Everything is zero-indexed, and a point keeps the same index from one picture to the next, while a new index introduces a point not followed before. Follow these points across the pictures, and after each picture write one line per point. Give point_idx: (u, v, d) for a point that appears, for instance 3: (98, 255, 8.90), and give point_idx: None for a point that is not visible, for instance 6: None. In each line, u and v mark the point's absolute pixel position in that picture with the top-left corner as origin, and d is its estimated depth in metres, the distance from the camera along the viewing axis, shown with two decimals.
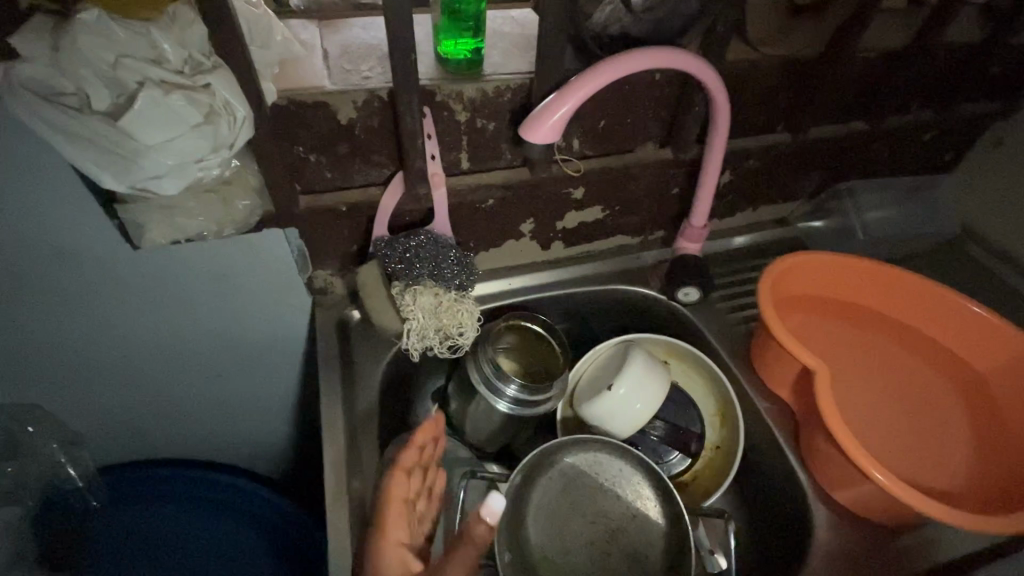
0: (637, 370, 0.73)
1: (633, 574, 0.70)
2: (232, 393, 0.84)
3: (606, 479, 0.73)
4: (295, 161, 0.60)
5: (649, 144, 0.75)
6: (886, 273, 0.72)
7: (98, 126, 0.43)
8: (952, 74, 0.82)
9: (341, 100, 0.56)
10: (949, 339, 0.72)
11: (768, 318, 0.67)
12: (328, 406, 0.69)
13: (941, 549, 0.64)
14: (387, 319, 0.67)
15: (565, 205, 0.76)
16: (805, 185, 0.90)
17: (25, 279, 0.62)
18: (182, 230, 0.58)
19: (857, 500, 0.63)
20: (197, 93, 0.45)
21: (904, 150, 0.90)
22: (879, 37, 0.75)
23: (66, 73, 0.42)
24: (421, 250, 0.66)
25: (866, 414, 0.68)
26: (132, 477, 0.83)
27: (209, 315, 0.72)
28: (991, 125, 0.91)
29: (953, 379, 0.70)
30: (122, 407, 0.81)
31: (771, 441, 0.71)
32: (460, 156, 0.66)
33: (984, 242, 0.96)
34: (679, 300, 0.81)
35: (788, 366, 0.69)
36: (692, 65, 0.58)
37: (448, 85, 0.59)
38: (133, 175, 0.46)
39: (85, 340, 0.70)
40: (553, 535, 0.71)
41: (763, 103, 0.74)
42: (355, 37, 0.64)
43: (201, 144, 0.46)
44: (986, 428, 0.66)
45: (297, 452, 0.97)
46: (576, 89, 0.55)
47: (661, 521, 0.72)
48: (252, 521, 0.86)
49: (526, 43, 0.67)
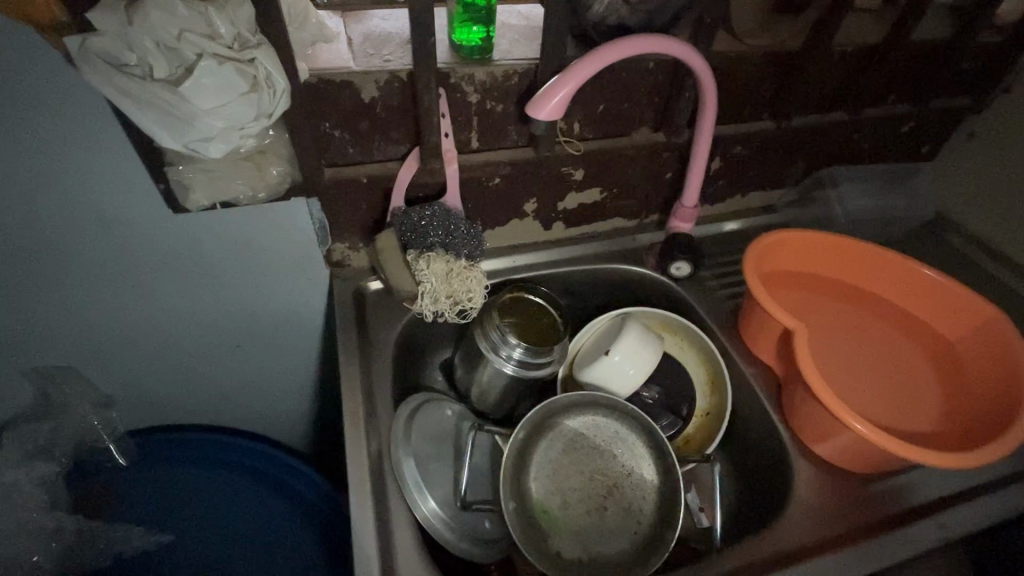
0: (632, 336, 0.79)
1: (628, 527, 0.73)
2: (252, 363, 0.90)
3: (603, 440, 0.78)
4: (322, 136, 0.66)
5: (643, 128, 0.81)
6: (858, 246, 0.78)
7: (158, 91, 0.49)
8: (924, 69, 0.88)
9: (364, 79, 0.63)
10: (915, 305, 0.78)
11: (752, 286, 0.73)
12: (346, 365, 0.74)
13: (914, 494, 0.68)
14: (403, 282, 0.73)
15: (566, 185, 0.83)
16: (789, 172, 0.96)
17: (69, 247, 0.67)
18: (223, 194, 0.64)
19: (835, 450, 0.68)
20: (245, 65, 0.51)
21: (882, 141, 0.97)
22: (854, 34, 0.82)
23: (133, 46, 0.48)
24: (433, 222, 0.72)
25: (842, 374, 0.73)
26: (150, 441, 0.88)
27: (234, 285, 0.77)
28: (965, 118, 0.97)
29: (920, 342, 0.76)
30: (149, 374, 0.86)
31: (755, 403, 0.77)
32: (470, 135, 0.73)
33: (959, 228, 1.02)
34: (671, 275, 0.87)
35: (771, 331, 0.75)
36: (682, 52, 0.65)
37: (460, 68, 0.66)
38: (188, 137, 0.52)
39: (120, 307, 0.76)
40: (553, 490, 0.74)
41: (748, 91, 0.81)
42: (375, 26, 0.70)
43: (245, 111, 0.53)
44: (953, 385, 0.72)
45: (310, 421, 1.03)
46: (576, 72, 0.61)
47: (655, 479, 0.76)
48: (273, 484, 0.90)
49: (532, 34, 0.73)
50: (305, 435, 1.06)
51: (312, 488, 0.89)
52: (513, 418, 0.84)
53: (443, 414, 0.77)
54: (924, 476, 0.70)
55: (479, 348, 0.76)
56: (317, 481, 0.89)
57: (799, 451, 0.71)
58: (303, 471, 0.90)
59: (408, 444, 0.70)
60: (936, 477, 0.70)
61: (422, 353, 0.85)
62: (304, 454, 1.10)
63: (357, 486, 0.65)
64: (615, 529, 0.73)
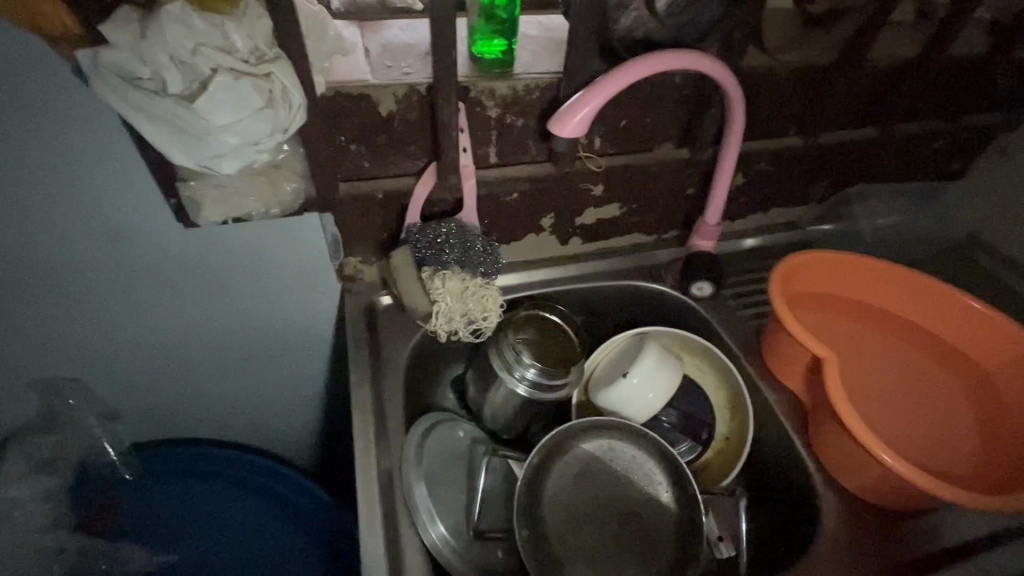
0: (652, 359, 0.76)
1: (646, 557, 0.70)
2: (260, 377, 0.88)
3: (620, 465, 0.75)
4: (338, 150, 0.64)
5: (668, 144, 0.79)
6: (891, 270, 0.75)
7: (172, 107, 0.48)
8: (958, 85, 0.85)
9: (383, 93, 0.61)
10: (951, 334, 0.75)
11: (779, 310, 0.70)
12: (357, 383, 0.72)
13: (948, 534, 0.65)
14: (416, 301, 0.71)
15: (585, 201, 0.80)
16: (815, 189, 0.93)
17: (76, 261, 0.66)
18: (236, 210, 0.62)
19: (864, 486, 0.65)
20: (262, 80, 0.49)
21: (911, 158, 0.93)
22: (886, 48, 0.79)
23: (148, 60, 0.46)
24: (450, 239, 0.70)
25: (872, 404, 0.70)
26: (156, 453, 0.87)
27: (244, 300, 0.75)
28: (997, 135, 0.94)
29: (955, 373, 0.73)
30: (156, 387, 0.85)
31: (780, 430, 0.74)
32: (489, 150, 0.71)
33: (989, 248, 0.98)
34: (692, 295, 0.84)
35: (797, 358, 0.72)
36: (713, 68, 0.62)
37: (481, 82, 0.64)
38: (200, 153, 0.51)
39: (127, 320, 0.74)
40: (568, 517, 0.72)
41: (776, 107, 0.78)
42: (393, 37, 0.69)
43: (261, 127, 0.51)
44: (990, 419, 0.68)
45: (316, 434, 1.01)
46: (602, 88, 0.59)
47: (673, 505, 0.73)
48: (277, 500, 0.88)
49: (554, 46, 0.71)
50: (312, 449, 1.04)
51: (316, 505, 0.87)
52: (527, 439, 0.82)
53: (455, 436, 0.74)
54: (959, 514, 0.67)
55: (493, 367, 0.73)
56: (321, 498, 0.87)
57: (824, 484, 0.68)
58: (308, 487, 0.87)
59: (420, 467, 0.67)
60: (971, 516, 0.67)
61: (434, 371, 0.83)
62: (310, 467, 1.08)
63: (367, 513, 0.63)
64: (633, 559, 0.70)
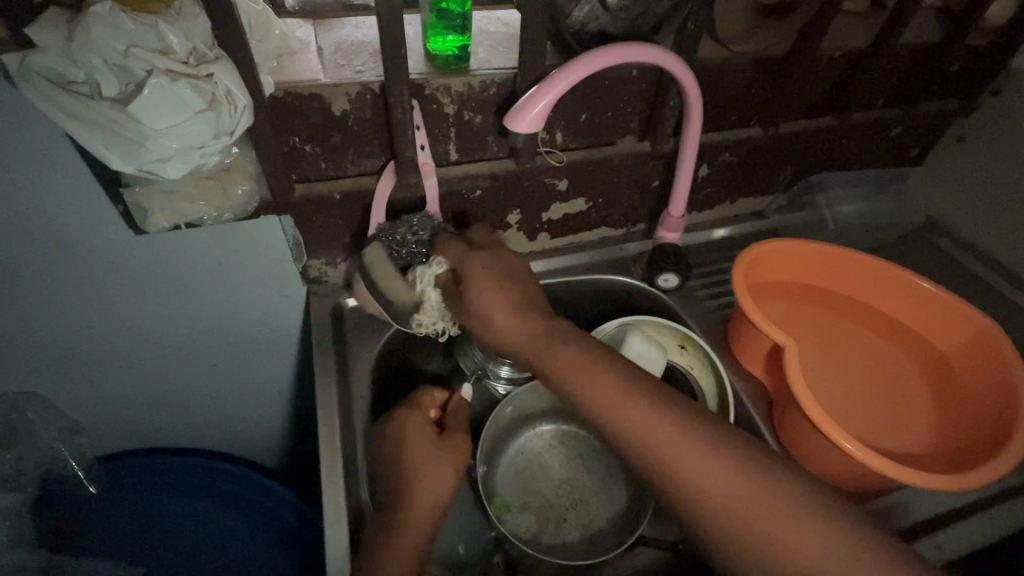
0: (634, 351, 0.72)
1: (582, 544, 0.69)
2: (228, 383, 0.87)
3: (577, 455, 0.75)
4: (291, 151, 0.63)
5: (629, 137, 0.79)
6: (848, 256, 0.76)
7: (108, 112, 0.48)
8: (915, 73, 0.86)
9: (335, 92, 0.59)
10: (906, 316, 0.77)
11: (741, 300, 0.70)
12: (323, 386, 0.71)
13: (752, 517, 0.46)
14: (402, 296, 0.66)
15: (550, 196, 0.80)
16: (778, 178, 0.94)
17: (26, 274, 0.64)
18: (187, 216, 0.62)
19: None
20: (202, 82, 0.49)
21: (871, 144, 0.95)
22: (840, 38, 0.80)
23: (78, 62, 0.46)
24: (423, 235, 0.68)
25: (831, 389, 0.72)
26: (124, 467, 0.87)
27: (207, 307, 0.74)
28: (954, 122, 0.96)
29: (911, 356, 0.75)
30: (120, 397, 0.84)
31: (748, 419, 0.74)
32: (448, 147, 0.70)
33: (949, 233, 1.00)
34: (659, 287, 0.84)
35: (761, 346, 0.72)
36: (668, 60, 0.61)
37: (436, 79, 0.63)
38: (140, 159, 0.50)
39: (85, 330, 0.72)
40: (518, 490, 0.72)
41: (734, 99, 0.79)
42: (347, 35, 0.67)
43: (203, 130, 0.51)
44: (945, 399, 0.70)
45: (288, 437, 1.01)
46: (557, 81, 0.56)
47: (622, 497, 0.72)
48: (246, 504, 0.90)
49: (511, 41, 0.71)
50: (285, 453, 1.04)
51: (285, 507, 0.90)
52: None
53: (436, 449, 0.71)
54: (919, 493, 0.69)
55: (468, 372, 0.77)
56: (290, 500, 0.90)
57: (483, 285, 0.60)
58: (277, 490, 0.90)
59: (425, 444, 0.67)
60: (929, 495, 0.69)
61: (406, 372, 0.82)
62: (285, 471, 1.08)
63: (333, 513, 0.62)
64: (570, 539, 0.69)
